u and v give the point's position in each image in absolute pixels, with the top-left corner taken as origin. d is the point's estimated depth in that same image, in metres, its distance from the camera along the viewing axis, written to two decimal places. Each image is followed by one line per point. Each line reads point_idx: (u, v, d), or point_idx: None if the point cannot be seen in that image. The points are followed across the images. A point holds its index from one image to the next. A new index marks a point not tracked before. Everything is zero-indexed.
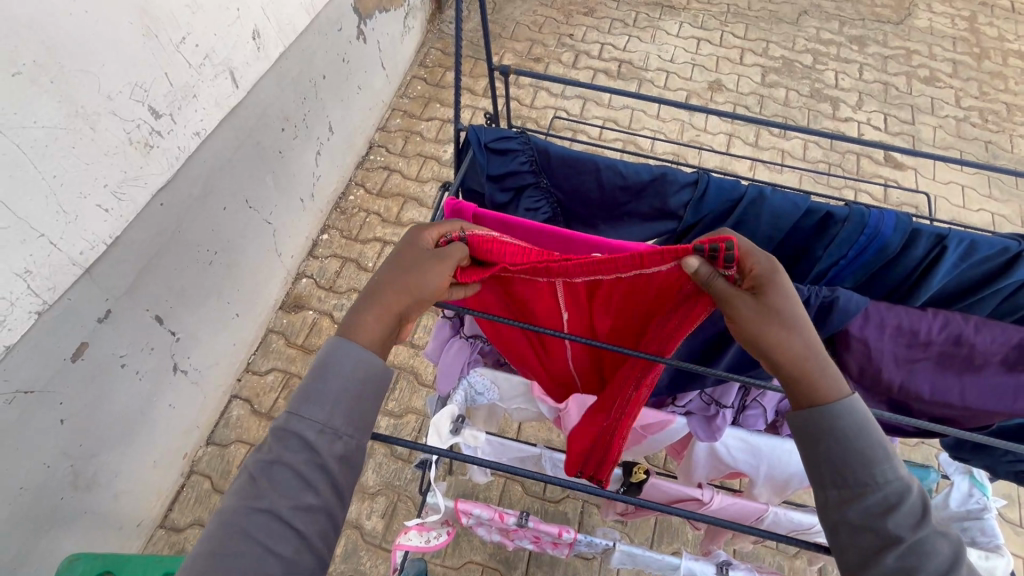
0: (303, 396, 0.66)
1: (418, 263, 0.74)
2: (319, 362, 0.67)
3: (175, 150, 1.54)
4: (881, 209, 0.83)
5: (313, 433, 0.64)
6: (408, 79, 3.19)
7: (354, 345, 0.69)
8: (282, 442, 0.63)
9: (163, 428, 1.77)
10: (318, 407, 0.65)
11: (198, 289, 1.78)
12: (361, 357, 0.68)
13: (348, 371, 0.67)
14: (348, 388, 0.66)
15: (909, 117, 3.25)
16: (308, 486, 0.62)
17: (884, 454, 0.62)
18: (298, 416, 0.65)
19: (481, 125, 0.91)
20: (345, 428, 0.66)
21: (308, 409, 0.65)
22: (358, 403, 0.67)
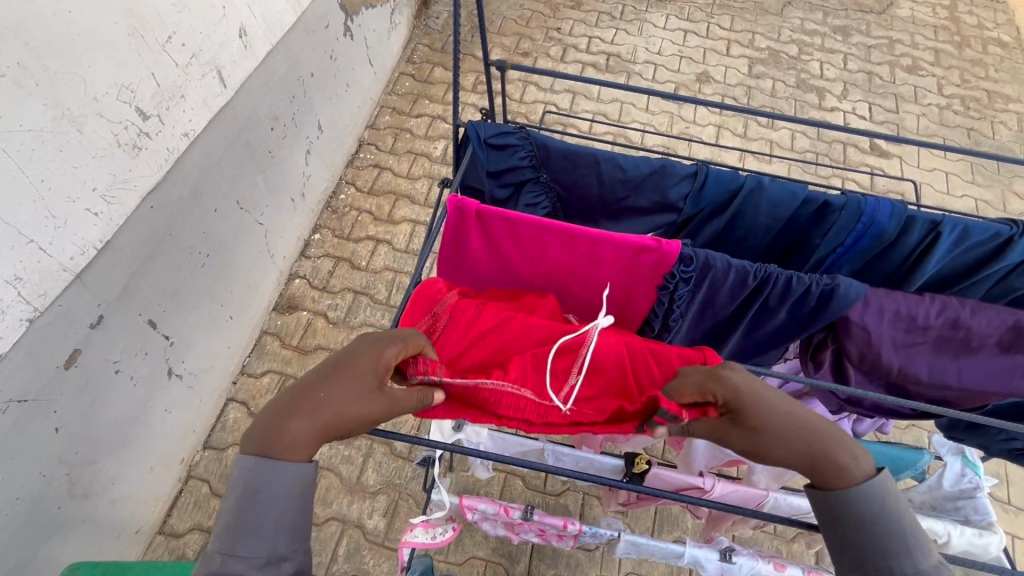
0: (235, 532, 0.63)
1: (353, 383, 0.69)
2: (245, 492, 0.64)
3: (164, 151, 1.51)
4: (877, 197, 0.84)
5: (256, 568, 0.63)
6: (396, 75, 3.17)
7: (275, 465, 0.65)
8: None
9: (159, 433, 1.75)
10: (258, 541, 0.63)
11: (191, 291, 1.76)
12: (289, 476, 0.65)
13: (285, 491, 0.65)
14: (282, 511, 0.65)
15: (893, 106, 3.29)
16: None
17: (914, 543, 0.62)
18: (235, 555, 0.63)
19: (480, 121, 0.90)
20: (291, 548, 0.65)
21: (247, 546, 0.63)
22: (294, 518, 0.65)
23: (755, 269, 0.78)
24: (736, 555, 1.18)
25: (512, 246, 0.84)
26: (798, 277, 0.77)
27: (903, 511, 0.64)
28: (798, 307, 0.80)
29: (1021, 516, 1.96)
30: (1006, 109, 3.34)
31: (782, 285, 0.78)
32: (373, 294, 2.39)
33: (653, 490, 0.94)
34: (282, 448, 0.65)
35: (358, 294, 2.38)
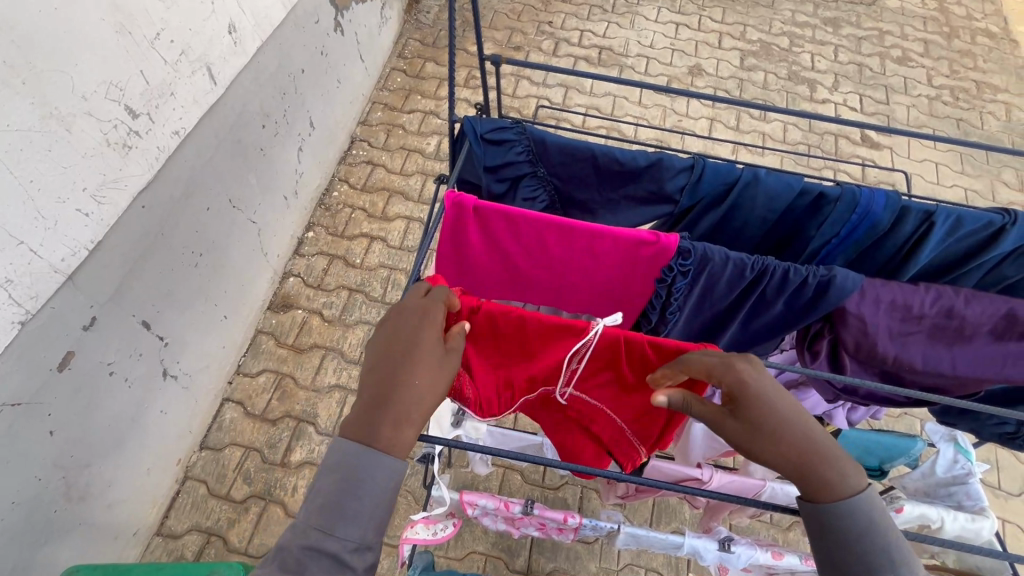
0: (333, 513, 0.66)
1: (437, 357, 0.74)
2: (346, 475, 0.67)
3: (154, 150, 1.49)
4: (872, 188, 0.85)
5: (345, 553, 0.65)
6: (387, 71, 3.14)
7: (381, 454, 0.68)
8: (312, 561, 0.64)
9: (155, 435, 1.74)
10: (352, 527, 0.66)
11: (184, 291, 1.74)
12: (389, 467, 0.68)
13: (378, 484, 0.67)
14: (377, 503, 0.67)
15: (883, 97, 3.31)
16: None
17: (902, 556, 0.64)
18: (332, 535, 0.66)
19: (476, 116, 0.90)
20: (374, 539, 0.68)
21: (343, 529, 0.66)
22: (387, 511, 0.68)
23: (752, 261, 0.78)
24: (735, 544, 1.19)
25: (511, 241, 0.83)
26: (795, 269, 0.77)
27: (890, 525, 0.66)
28: (795, 298, 0.80)
29: (1010, 500, 1.99)
30: (994, 100, 3.37)
31: (779, 277, 0.78)
32: (369, 291, 2.38)
33: (655, 481, 0.94)
34: (388, 435, 0.68)
35: (353, 292, 2.37)
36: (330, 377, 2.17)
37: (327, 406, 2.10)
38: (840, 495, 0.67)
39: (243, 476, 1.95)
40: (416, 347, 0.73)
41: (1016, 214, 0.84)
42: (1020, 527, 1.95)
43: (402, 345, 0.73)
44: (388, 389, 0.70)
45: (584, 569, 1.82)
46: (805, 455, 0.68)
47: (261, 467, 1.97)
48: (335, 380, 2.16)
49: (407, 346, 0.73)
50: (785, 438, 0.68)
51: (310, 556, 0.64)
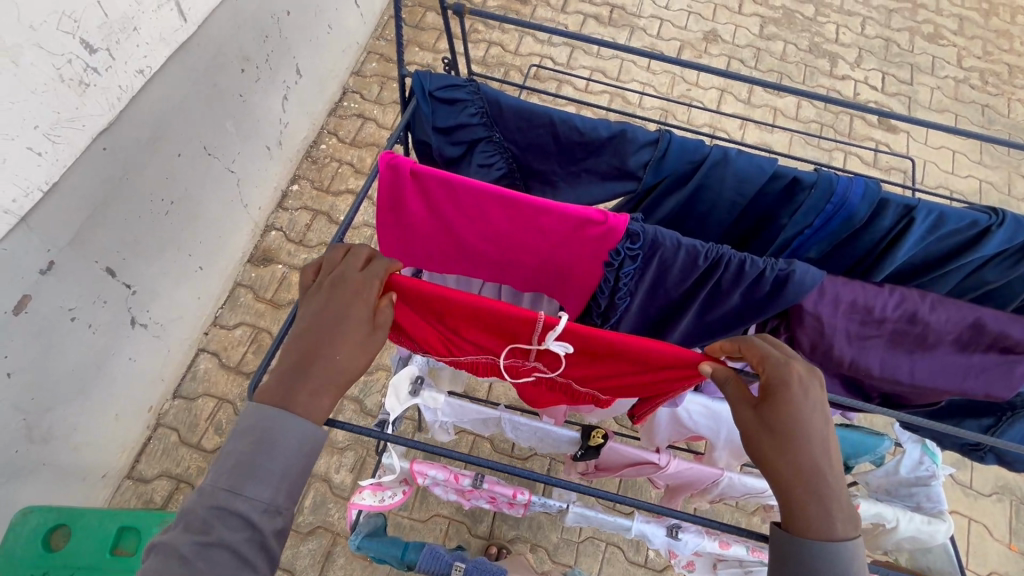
0: (243, 472, 0.63)
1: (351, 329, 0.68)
2: (258, 435, 0.64)
3: (116, 89, 1.41)
4: (850, 176, 0.78)
5: (255, 514, 0.62)
6: (385, 19, 2.99)
7: (295, 422, 0.65)
8: (219, 522, 0.60)
9: (124, 381, 1.74)
10: (262, 487, 0.63)
11: (153, 238, 1.70)
12: (303, 435, 0.65)
13: (293, 448, 0.64)
14: (292, 463, 0.64)
15: (907, 77, 3.13)
16: (245, 563, 0.60)
17: None
18: (240, 494, 0.62)
19: (427, 71, 0.82)
20: (287, 504, 0.64)
21: (252, 488, 0.62)
22: (301, 476, 0.66)
23: (706, 249, 0.72)
24: (682, 532, 1.18)
25: (453, 210, 0.78)
26: (751, 261, 0.71)
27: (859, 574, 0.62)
28: (752, 291, 0.75)
29: (980, 500, 1.98)
30: None
31: (734, 268, 0.72)
32: None
33: (610, 494, 0.88)
34: (301, 405, 0.65)
35: None
36: None
37: None
38: (821, 530, 0.62)
39: (214, 426, 1.96)
40: (340, 320, 0.68)
41: (1004, 214, 0.77)
42: (985, 526, 1.95)
43: (332, 320, 0.68)
44: (307, 361, 0.66)
45: (545, 539, 1.85)
46: (810, 474, 0.63)
47: (232, 419, 1.98)
48: None
49: (350, 323, 0.69)
50: (801, 448, 0.63)
51: (218, 517, 0.61)
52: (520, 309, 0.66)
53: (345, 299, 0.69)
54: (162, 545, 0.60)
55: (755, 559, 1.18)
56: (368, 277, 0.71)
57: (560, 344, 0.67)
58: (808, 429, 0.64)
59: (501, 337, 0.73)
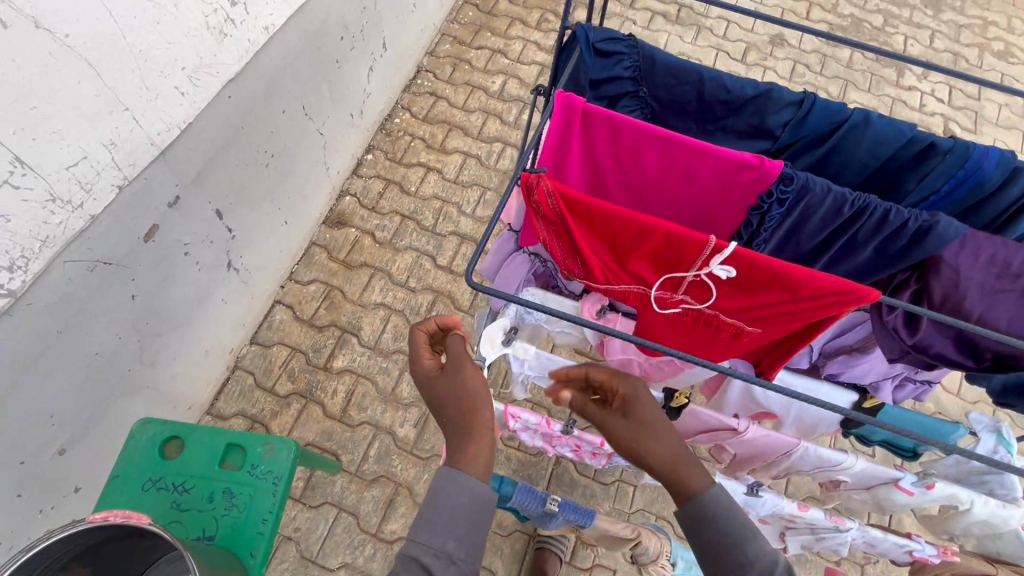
0: (423, 523, 0.84)
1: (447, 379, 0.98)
2: (433, 492, 0.87)
3: (246, 42, 1.52)
4: (988, 144, 0.82)
5: (431, 558, 0.81)
6: (460, 3, 3.09)
7: (457, 472, 0.88)
8: (404, 568, 0.80)
9: (215, 320, 1.85)
10: (435, 535, 0.83)
11: (255, 188, 1.81)
12: (464, 486, 0.87)
13: (456, 498, 0.86)
14: (456, 511, 0.85)
15: (975, 92, 3.11)
16: None
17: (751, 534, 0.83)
18: (419, 540, 0.83)
19: (589, 25, 0.89)
20: (458, 554, 0.82)
21: (428, 536, 0.83)
22: (465, 529, 0.85)
23: (853, 198, 0.77)
24: (763, 491, 1.23)
25: (611, 151, 0.84)
26: (896, 211, 0.76)
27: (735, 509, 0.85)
28: (888, 242, 0.80)
29: None
30: None
31: (877, 217, 0.77)
32: (420, 219, 2.43)
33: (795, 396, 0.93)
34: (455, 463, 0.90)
35: (405, 218, 2.42)
36: (377, 295, 2.25)
37: (371, 321, 2.19)
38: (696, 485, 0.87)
39: (288, 373, 2.07)
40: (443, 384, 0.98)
41: None
42: None
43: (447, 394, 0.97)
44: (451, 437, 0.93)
45: (597, 506, 1.90)
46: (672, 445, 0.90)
47: (304, 368, 2.08)
48: (381, 299, 2.24)
49: (456, 390, 0.97)
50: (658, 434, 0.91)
51: (404, 562, 0.81)
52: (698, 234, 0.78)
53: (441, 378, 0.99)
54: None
55: (833, 524, 1.22)
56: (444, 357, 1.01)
57: (724, 268, 0.79)
58: (656, 421, 0.93)
59: (664, 263, 0.85)
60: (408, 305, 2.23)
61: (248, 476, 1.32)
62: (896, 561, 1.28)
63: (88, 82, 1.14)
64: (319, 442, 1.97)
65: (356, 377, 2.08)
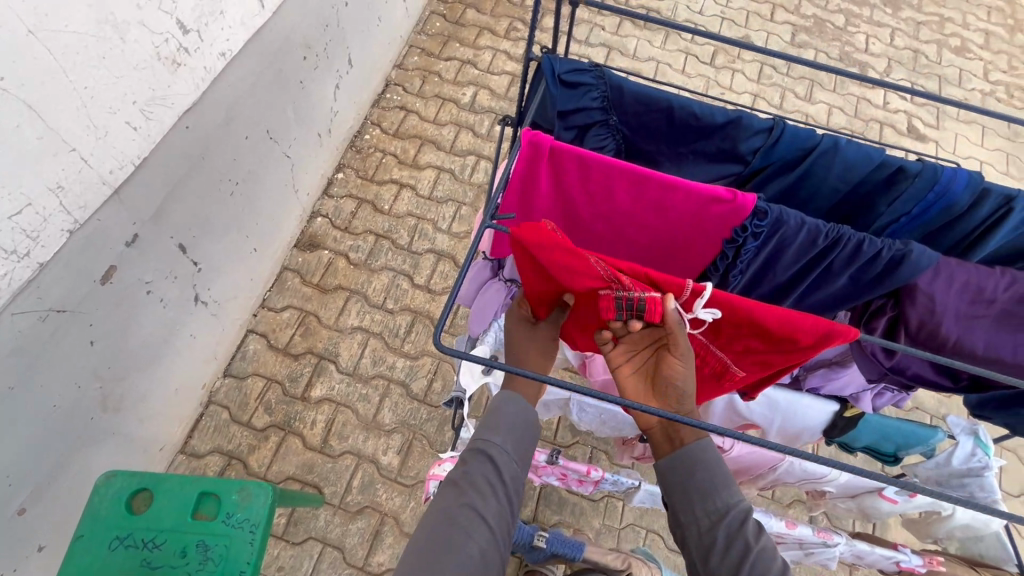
0: (488, 427, 0.96)
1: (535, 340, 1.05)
2: (496, 406, 0.98)
3: (201, 70, 1.46)
4: (955, 166, 0.82)
5: (496, 455, 0.92)
6: (426, 14, 3.04)
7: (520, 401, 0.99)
8: (473, 458, 0.92)
9: (184, 356, 1.78)
10: (499, 434, 0.95)
11: (219, 218, 1.74)
12: (522, 410, 0.98)
13: (516, 414, 0.97)
14: (516, 426, 0.97)
15: (935, 88, 3.19)
16: (494, 491, 0.89)
17: (725, 482, 0.87)
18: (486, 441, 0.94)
19: (555, 55, 0.86)
20: (516, 456, 0.94)
21: (491, 436, 0.94)
22: (521, 440, 0.97)
23: (827, 229, 0.76)
24: (750, 511, 1.22)
25: (579, 188, 0.82)
26: (870, 241, 0.75)
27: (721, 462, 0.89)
28: (862, 272, 0.79)
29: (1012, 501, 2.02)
30: None
31: (851, 248, 0.76)
32: (395, 238, 2.38)
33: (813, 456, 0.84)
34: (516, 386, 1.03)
35: (379, 237, 2.37)
36: (353, 318, 2.19)
37: (349, 346, 2.14)
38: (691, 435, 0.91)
39: (264, 405, 2.00)
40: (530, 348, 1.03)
41: None
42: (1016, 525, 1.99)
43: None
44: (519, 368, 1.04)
45: (587, 524, 1.88)
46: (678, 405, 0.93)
47: (281, 399, 2.02)
48: (358, 322, 2.19)
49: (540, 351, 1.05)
50: None
51: (472, 456, 0.93)
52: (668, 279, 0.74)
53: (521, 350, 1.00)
54: (445, 490, 0.89)
55: (821, 540, 1.23)
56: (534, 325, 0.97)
57: (710, 312, 0.72)
58: None
59: None
60: (386, 327, 2.19)
61: (224, 527, 1.26)
62: (882, 570, 1.29)
63: (29, 125, 1.08)
64: (301, 475, 1.91)
65: (335, 405, 2.03)
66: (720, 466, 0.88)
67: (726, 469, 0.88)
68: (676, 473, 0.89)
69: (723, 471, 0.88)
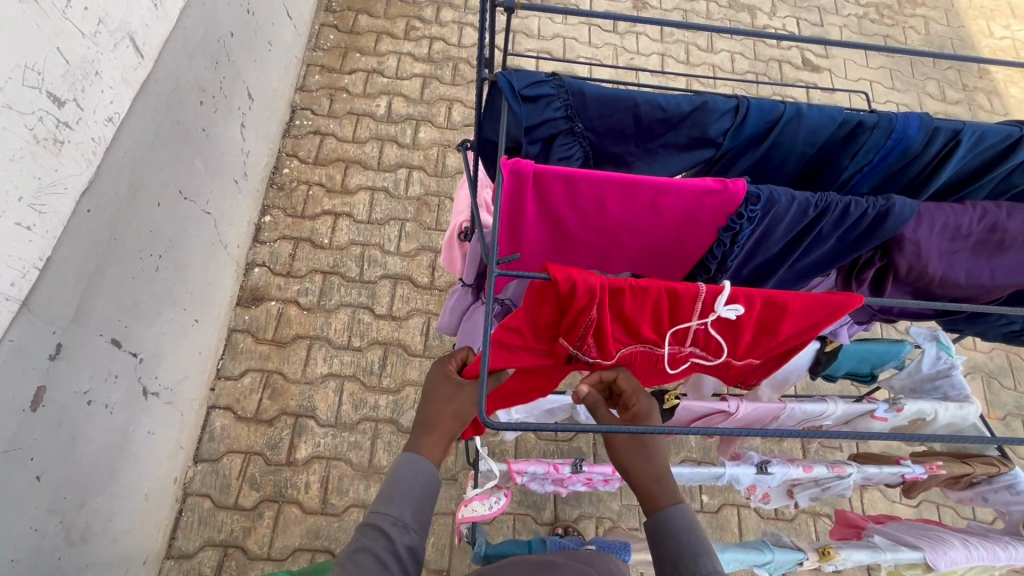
0: (384, 496, 0.81)
1: (441, 390, 0.90)
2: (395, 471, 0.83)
3: (90, 142, 1.27)
4: (906, 113, 0.86)
5: (388, 524, 0.78)
6: (317, 28, 2.85)
7: (418, 460, 0.84)
8: (363, 533, 0.78)
9: (146, 457, 1.60)
10: (393, 504, 0.80)
11: (149, 299, 1.56)
12: (419, 467, 0.83)
13: (413, 477, 0.82)
14: (416, 487, 0.82)
15: (818, 20, 3.39)
16: (385, 569, 0.75)
17: (700, 551, 0.77)
18: (379, 512, 0.80)
19: (509, 71, 0.82)
20: (414, 523, 0.80)
21: (384, 505, 0.80)
22: (423, 503, 0.82)
23: (815, 200, 0.78)
24: (771, 466, 1.28)
25: (567, 207, 0.79)
26: (855, 203, 0.78)
27: (694, 532, 0.79)
28: (849, 232, 0.82)
29: None
30: (913, 14, 3.54)
31: (839, 213, 0.79)
32: (344, 272, 2.25)
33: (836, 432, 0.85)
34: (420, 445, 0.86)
35: (327, 275, 2.23)
36: (322, 366, 2.06)
37: (324, 397, 2.01)
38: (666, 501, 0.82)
39: (249, 482, 1.85)
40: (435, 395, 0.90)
41: None
42: None
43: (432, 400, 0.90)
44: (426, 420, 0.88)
45: (608, 510, 1.90)
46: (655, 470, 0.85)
47: (266, 470, 1.87)
48: (328, 368, 2.06)
49: (444, 405, 0.89)
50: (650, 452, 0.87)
51: (363, 528, 0.79)
52: (686, 286, 0.75)
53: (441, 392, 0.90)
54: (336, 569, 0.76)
55: (836, 474, 1.30)
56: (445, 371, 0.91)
57: (732, 308, 0.76)
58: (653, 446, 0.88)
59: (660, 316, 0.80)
60: (358, 367, 2.08)
61: None
62: (889, 484, 1.39)
63: None
64: (308, 544, 1.79)
65: (326, 461, 1.91)
66: (694, 535, 0.78)
67: (703, 537, 0.78)
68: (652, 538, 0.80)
69: (699, 542, 0.78)
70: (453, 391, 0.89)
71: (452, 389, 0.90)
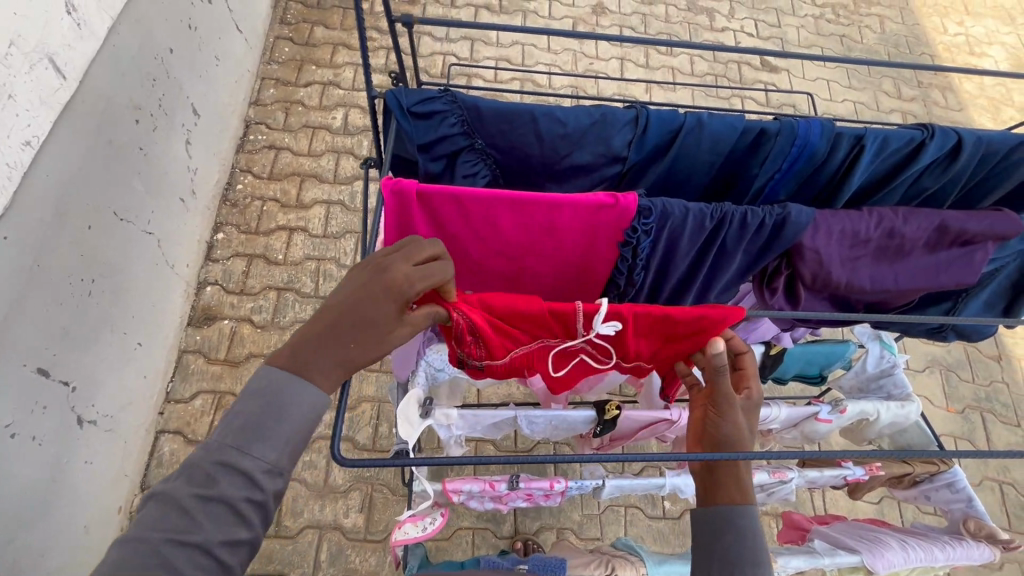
0: (244, 431, 0.61)
1: (370, 293, 0.68)
2: (267, 396, 0.63)
3: (4, 168, 1.23)
4: (807, 118, 0.86)
5: (258, 474, 0.60)
6: (272, 41, 2.81)
7: (306, 386, 0.64)
8: (223, 477, 0.60)
9: (85, 487, 1.55)
10: (268, 447, 0.61)
11: (82, 326, 1.52)
12: (309, 399, 0.64)
13: (299, 414, 0.63)
14: (299, 429, 0.63)
15: (775, 21, 3.43)
16: (242, 522, 0.60)
17: (753, 559, 0.73)
18: (247, 453, 0.61)
19: (399, 88, 0.80)
20: (289, 466, 0.63)
21: (259, 448, 0.61)
22: (296, 441, 0.63)
23: (710, 211, 0.78)
24: None
25: (460, 225, 0.78)
26: (752, 212, 0.78)
27: (754, 541, 0.75)
28: (752, 243, 0.81)
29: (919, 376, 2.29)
30: (869, 13, 3.59)
31: (737, 223, 0.79)
32: (299, 288, 2.21)
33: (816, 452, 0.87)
34: (310, 370, 0.65)
35: (281, 291, 2.19)
36: None
37: None
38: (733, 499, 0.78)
39: None
40: (365, 294, 0.68)
41: (933, 127, 0.89)
42: (927, 398, 2.27)
43: (351, 290, 0.68)
44: (327, 328, 0.66)
45: (568, 520, 1.88)
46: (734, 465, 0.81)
47: None
48: None
49: (363, 312, 0.67)
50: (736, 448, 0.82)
51: (219, 472, 0.59)
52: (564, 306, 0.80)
53: (373, 294, 0.68)
54: (163, 494, 0.59)
55: (777, 480, 1.27)
56: (399, 270, 0.70)
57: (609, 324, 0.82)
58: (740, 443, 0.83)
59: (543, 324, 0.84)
60: None
61: None
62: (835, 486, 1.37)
63: None
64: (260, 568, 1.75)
65: None
66: (753, 544, 0.75)
67: (763, 547, 0.75)
68: (702, 529, 0.78)
69: (759, 550, 0.74)
70: (380, 297, 0.68)
71: (393, 298, 0.68)
